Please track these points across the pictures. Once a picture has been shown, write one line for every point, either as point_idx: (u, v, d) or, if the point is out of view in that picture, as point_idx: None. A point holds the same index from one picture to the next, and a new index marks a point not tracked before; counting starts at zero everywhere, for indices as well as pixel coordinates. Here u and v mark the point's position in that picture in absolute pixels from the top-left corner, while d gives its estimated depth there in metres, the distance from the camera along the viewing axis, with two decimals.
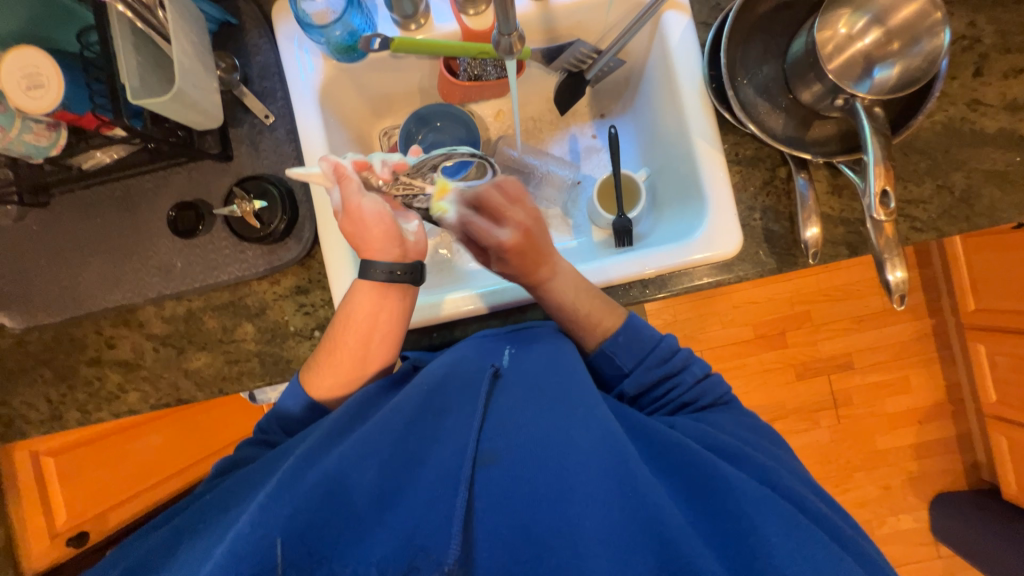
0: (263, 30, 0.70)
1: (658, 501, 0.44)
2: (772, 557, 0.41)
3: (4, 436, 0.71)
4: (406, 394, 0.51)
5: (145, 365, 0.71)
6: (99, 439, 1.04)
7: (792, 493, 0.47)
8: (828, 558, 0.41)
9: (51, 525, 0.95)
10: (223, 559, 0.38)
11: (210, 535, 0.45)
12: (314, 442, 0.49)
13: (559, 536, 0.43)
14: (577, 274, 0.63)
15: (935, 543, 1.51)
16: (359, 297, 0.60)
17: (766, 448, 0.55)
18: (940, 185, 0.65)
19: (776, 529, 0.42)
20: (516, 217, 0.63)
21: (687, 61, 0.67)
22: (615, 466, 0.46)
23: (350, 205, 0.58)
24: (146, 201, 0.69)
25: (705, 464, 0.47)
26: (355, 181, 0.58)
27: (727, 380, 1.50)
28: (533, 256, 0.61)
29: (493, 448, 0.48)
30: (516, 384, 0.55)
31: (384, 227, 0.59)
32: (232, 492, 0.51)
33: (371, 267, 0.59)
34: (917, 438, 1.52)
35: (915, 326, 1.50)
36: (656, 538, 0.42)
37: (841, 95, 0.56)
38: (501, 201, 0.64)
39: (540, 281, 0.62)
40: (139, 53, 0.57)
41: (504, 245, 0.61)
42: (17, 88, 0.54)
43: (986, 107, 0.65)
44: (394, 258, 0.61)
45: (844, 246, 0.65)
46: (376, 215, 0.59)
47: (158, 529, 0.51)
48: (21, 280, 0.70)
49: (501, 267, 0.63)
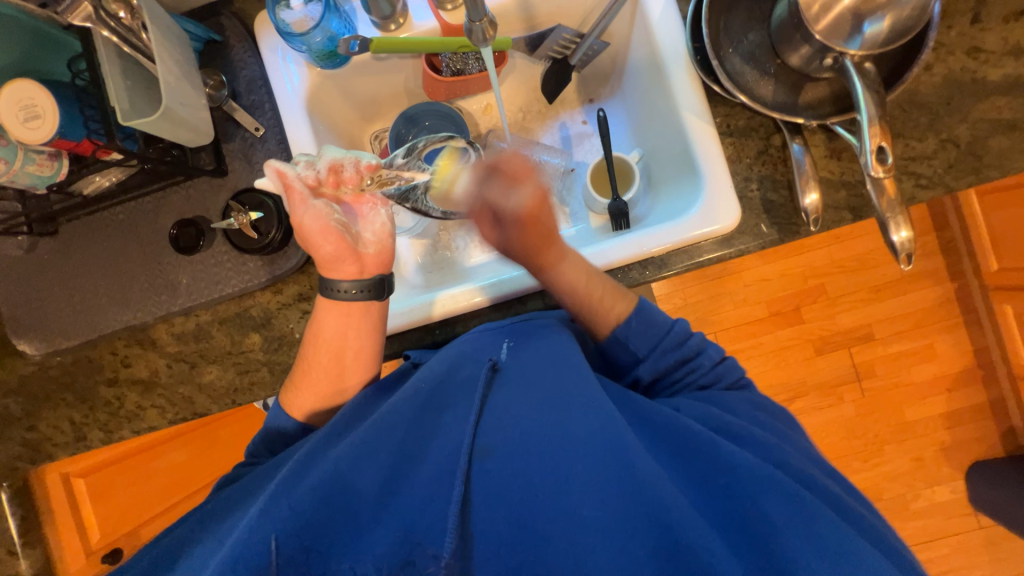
0: (247, 45, 0.71)
1: (658, 489, 0.43)
2: (778, 538, 0.40)
3: (34, 460, 0.74)
4: (404, 395, 0.51)
5: (161, 382, 0.73)
6: (127, 457, 1.09)
7: (798, 471, 0.46)
8: (836, 536, 0.40)
9: (87, 542, 0.99)
10: (224, 563, 0.39)
11: (220, 543, 0.45)
12: (313, 446, 0.49)
13: (557, 525, 0.43)
14: (585, 262, 0.63)
15: (976, 514, 1.46)
16: (325, 316, 0.62)
17: (780, 428, 0.54)
18: (944, 139, 0.63)
19: (779, 509, 0.41)
20: (532, 184, 0.61)
21: (670, 35, 0.66)
22: (614, 456, 0.45)
23: (296, 218, 0.60)
24: (148, 221, 0.71)
25: (708, 444, 0.47)
26: (298, 192, 0.60)
27: (744, 359, 1.47)
28: (546, 234, 0.61)
29: (488, 443, 0.47)
30: (511, 377, 0.54)
31: (332, 242, 0.60)
32: (240, 500, 0.51)
33: (333, 286, 0.62)
34: (947, 406, 1.47)
35: (936, 291, 1.45)
36: (659, 526, 0.41)
37: (829, 53, 0.55)
38: (517, 165, 0.62)
39: (550, 263, 0.61)
40: (127, 77, 0.59)
41: (522, 213, 0.60)
42: (16, 121, 0.56)
43: (987, 54, 0.62)
44: (351, 275, 0.62)
45: (847, 210, 0.63)
46: (318, 226, 0.60)
47: (169, 538, 0.52)
48: (39, 308, 0.72)
49: (512, 236, 0.62)
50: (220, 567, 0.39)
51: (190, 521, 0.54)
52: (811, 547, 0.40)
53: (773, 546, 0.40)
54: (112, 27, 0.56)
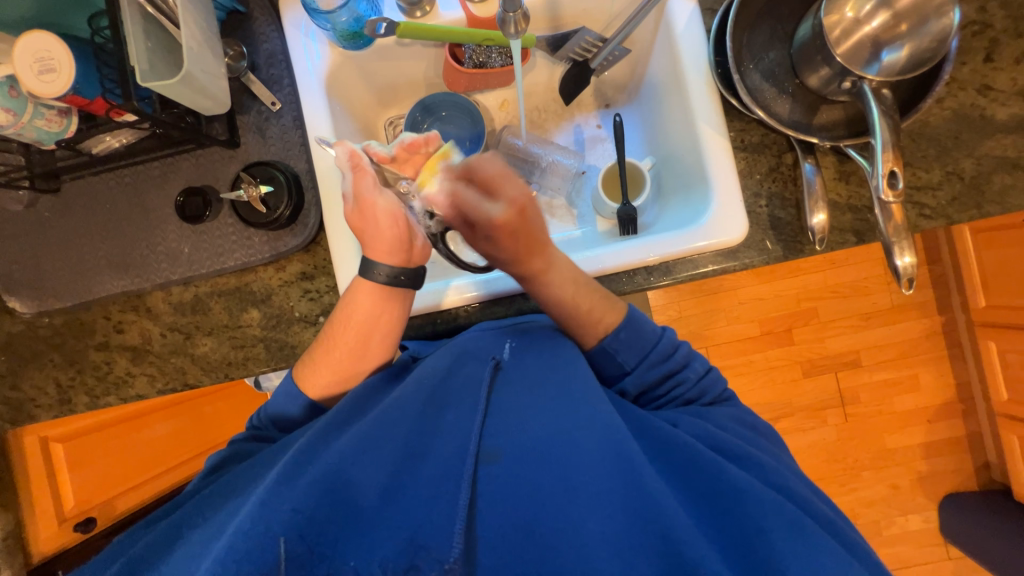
0: (271, 18, 0.70)
1: (662, 502, 0.43)
2: (774, 561, 0.41)
3: (15, 420, 0.72)
4: (409, 388, 0.51)
5: (153, 350, 0.71)
6: (108, 426, 1.07)
7: (796, 495, 0.48)
8: (833, 559, 0.41)
9: (60, 510, 0.97)
10: (222, 556, 0.38)
11: (213, 529, 0.45)
12: (315, 434, 0.49)
13: (563, 536, 0.43)
14: (574, 269, 0.62)
15: (946, 545, 1.48)
16: (361, 296, 0.61)
17: (769, 448, 0.56)
18: (949, 171, 0.64)
19: (783, 534, 0.42)
20: (511, 192, 0.59)
21: (693, 46, 0.67)
22: (618, 467, 0.45)
23: (364, 199, 0.62)
24: (155, 187, 0.70)
25: (712, 465, 0.47)
26: (370, 174, 0.62)
27: (733, 376, 1.49)
28: (526, 241, 0.58)
29: (495, 446, 0.48)
30: (517, 379, 0.55)
31: (396, 231, 0.63)
32: (232, 484, 0.51)
33: (373, 268, 0.61)
34: (927, 436, 1.50)
35: (925, 323, 1.48)
36: (662, 540, 0.41)
37: (849, 77, 0.56)
38: (494, 172, 0.60)
39: (534, 272, 0.60)
40: (149, 39, 0.58)
41: (495, 223, 0.57)
42: (29, 73, 0.55)
43: (997, 92, 0.64)
44: (398, 263, 0.63)
45: (852, 233, 0.65)
46: (389, 215, 0.62)
47: (154, 526, 0.50)
48: (33, 266, 0.70)
49: (492, 246, 0.60)
50: (216, 565, 0.37)
51: (180, 501, 0.53)
52: (808, 570, 0.40)
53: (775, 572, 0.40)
54: None
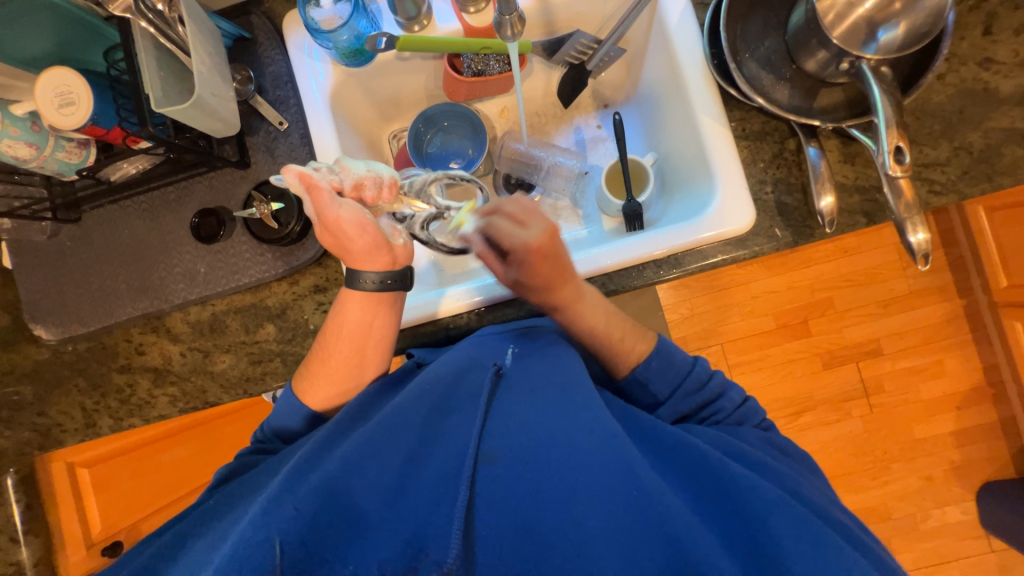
0: (275, 42, 0.73)
1: (664, 502, 0.43)
2: (782, 557, 0.40)
3: (43, 446, 0.74)
4: (409, 394, 0.51)
5: (173, 370, 0.73)
6: (131, 450, 1.09)
7: (808, 500, 0.47)
8: (843, 561, 0.40)
9: (88, 534, 1.00)
10: (227, 559, 0.39)
11: (217, 534, 0.45)
12: (315, 445, 0.49)
13: (562, 534, 0.43)
14: (603, 302, 0.63)
15: (987, 537, 1.43)
16: (353, 305, 0.61)
17: (799, 469, 0.55)
18: (957, 146, 0.64)
19: (787, 531, 0.41)
20: (539, 222, 0.60)
21: (688, 39, 0.68)
22: (619, 468, 0.45)
23: (327, 217, 0.57)
24: (170, 210, 0.72)
25: (715, 464, 0.47)
26: (325, 191, 0.56)
27: (750, 372, 1.46)
28: (559, 271, 0.59)
29: (494, 447, 0.47)
30: (517, 383, 0.54)
31: (367, 237, 0.58)
32: (241, 493, 0.51)
33: (360, 276, 0.60)
34: (956, 425, 1.45)
35: (945, 307, 1.45)
36: (666, 538, 0.42)
37: (846, 58, 0.56)
38: (522, 206, 0.61)
39: (567, 300, 0.60)
40: (161, 68, 0.60)
41: (531, 249, 0.57)
42: (50, 107, 0.57)
43: (999, 65, 0.64)
44: (384, 266, 0.61)
45: (862, 214, 0.64)
46: (356, 227, 0.57)
47: (161, 536, 0.50)
48: (57, 295, 0.73)
49: (525, 274, 0.59)
50: (222, 566, 0.38)
51: (185, 514, 0.53)
52: (816, 570, 0.39)
53: (780, 566, 0.40)
54: (150, 18, 0.58)
